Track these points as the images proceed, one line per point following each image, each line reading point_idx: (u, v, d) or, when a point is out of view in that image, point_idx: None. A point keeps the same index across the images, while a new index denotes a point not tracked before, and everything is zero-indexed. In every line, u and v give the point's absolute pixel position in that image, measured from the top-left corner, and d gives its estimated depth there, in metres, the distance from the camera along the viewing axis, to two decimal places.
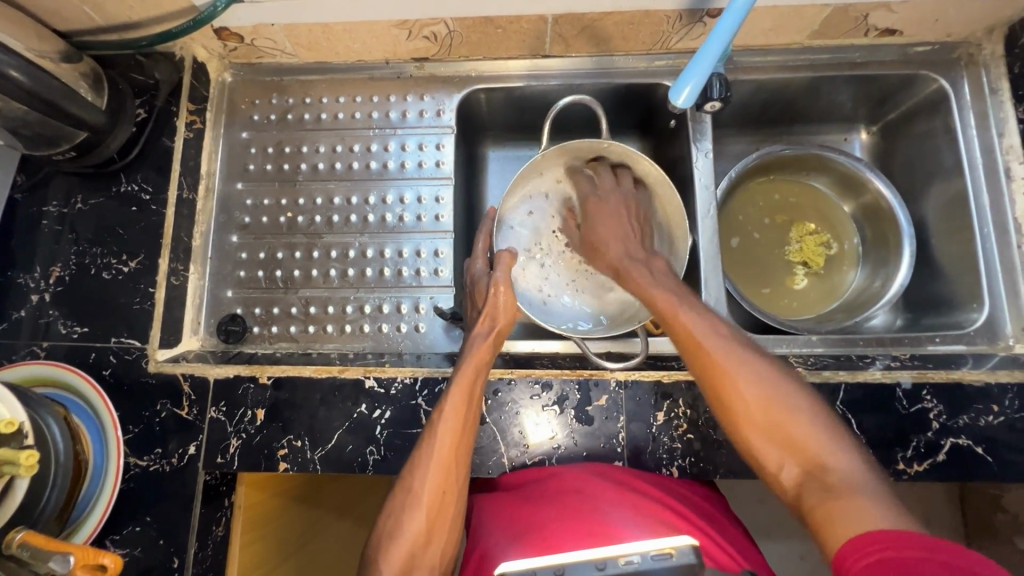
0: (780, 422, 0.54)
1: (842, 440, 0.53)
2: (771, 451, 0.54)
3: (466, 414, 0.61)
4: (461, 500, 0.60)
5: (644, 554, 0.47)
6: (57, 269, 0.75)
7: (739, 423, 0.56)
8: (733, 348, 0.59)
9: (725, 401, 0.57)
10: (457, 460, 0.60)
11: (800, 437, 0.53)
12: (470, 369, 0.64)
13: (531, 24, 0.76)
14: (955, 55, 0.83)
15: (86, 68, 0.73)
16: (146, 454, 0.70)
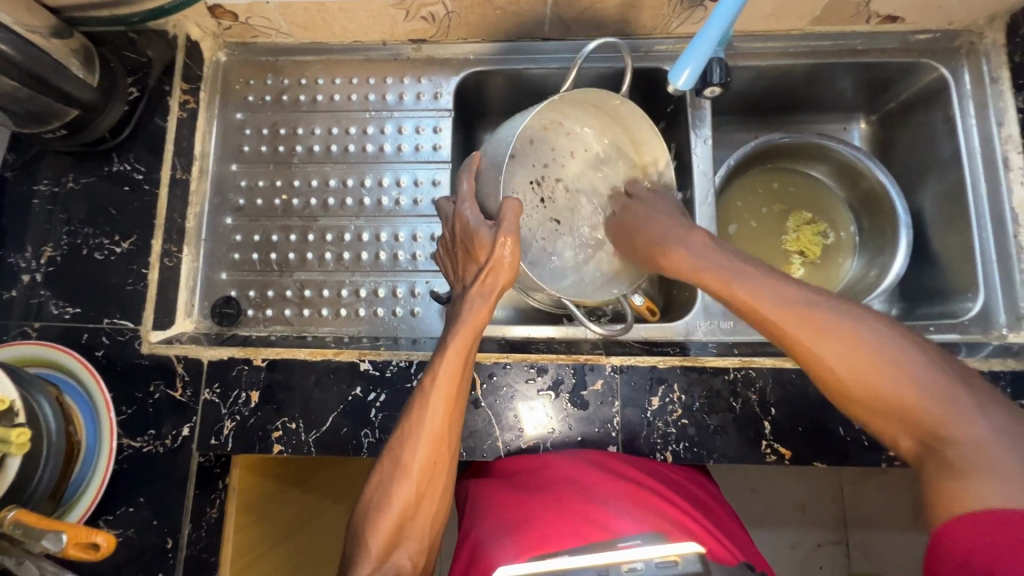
0: (882, 394, 0.51)
1: (965, 397, 0.49)
2: (885, 425, 0.52)
3: (458, 382, 0.60)
4: (450, 467, 0.61)
5: (649, 561, 0.49)
6: (48, 249, 0.74)
7: (846, 401, 0.54)
8: (809, 315, 0.55)
9: (820, 375, 0.55)
10: (446, 429, 0.59)
11: (908, 406, 0.50)
12: (464, 336, 0.61)
13: (530, 5, 0.75)
14: (956, 43, 0.82)
15: (77, 45, 0.71)
16: (139, 435, 0.70)
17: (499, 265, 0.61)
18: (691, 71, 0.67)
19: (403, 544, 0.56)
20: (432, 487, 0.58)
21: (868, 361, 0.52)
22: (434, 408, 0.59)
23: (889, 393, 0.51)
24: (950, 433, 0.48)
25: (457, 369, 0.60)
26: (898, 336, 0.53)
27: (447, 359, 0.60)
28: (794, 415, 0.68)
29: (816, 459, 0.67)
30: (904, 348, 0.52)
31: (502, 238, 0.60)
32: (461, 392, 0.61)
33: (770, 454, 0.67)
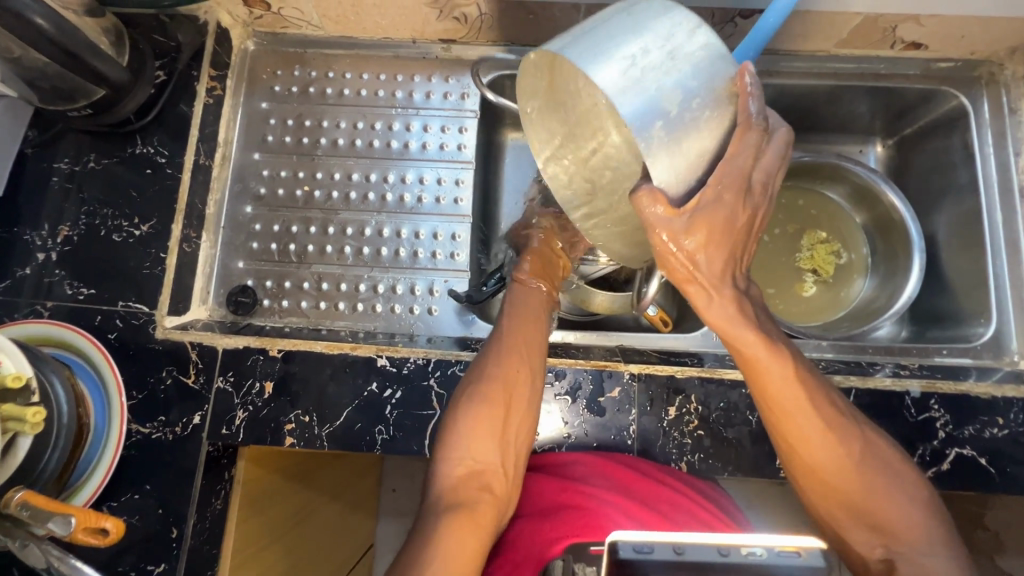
0: (871, 502, 0.55)
1: (909, 492, 0.55)
2: (857, 529, 0.55)
3: (532, 329, 0.68)
4: (532, 400, 0.64)
5: (768, 548, 0.38)
6: (66, 228, 0.74)
7: (823, 496, 0.56)
8: (813, 402, 0.55)
9: (819, 480, 0.56)
10: (529, 361, 0.65)
11: (886, 515, 0.54)
12: (526, 310, 0.70)
13: (564, 12, 0.76)
14: (977, 72, 0.83)
15: (108, 24, 0.71)
16: (148, 421, 0.69)
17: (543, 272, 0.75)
18: (644, 112, 0.43)
19: (490, 452, 0.61)
20: (515, 409, 0.63)
21: (853, 472, 0.55)
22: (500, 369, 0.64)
23: (864, 500, 0.55)
24: (908, 531, 0.54)
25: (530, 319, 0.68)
26: (870, 441, 0.57)
27: (510, 326, 0.68)
28: None
29: None
30: (882, 455, 0.57)
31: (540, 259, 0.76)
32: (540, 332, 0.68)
33: None
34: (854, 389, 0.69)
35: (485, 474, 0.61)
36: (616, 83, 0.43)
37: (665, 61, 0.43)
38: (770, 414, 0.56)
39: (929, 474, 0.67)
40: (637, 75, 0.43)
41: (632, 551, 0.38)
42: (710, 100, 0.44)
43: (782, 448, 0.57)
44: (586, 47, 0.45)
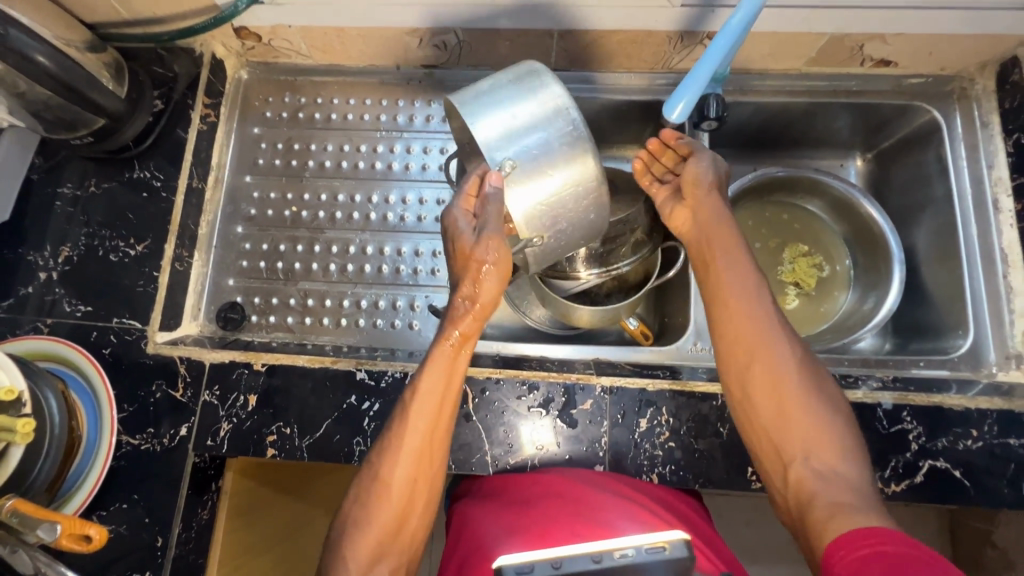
0: (807, 424, 0.58)
1: (843, 425, 0.59)
2: (790, 449, 0.59)
3: (439, 403, 0.61)
4: (436, 478, 0.63)
5: (640, 547, 0.43)
6: (66, 248, 0.78)
7: (759, 420, 0.61)
8: (763, 316, 0.63)
9: (766, 386, 0.61)
10: (433, 442, 0.62)
11: (814, 432, 0.58)
12: (451, 360, 0.62)
13: (538, 38, 0.80)
14: (949, 88, 0.85)
15: (109, 59, 0.76)
16: (138, 433, 0.72)
17: (499, 263, 0.62)
18: (505, 146, 0.60)
19: (383, 556, 0.58)
20: (414, 503, 0.61)
21: (794, 383, 0.60)
22: (409, 435, 0.60)
23: (799, 413, 0.59)
24: (834, 458, 0.57)
25: (438, 388, 0.61)
26: (819, 384, 0.61)
27: (428, 380, 0.61)
28: None
29: None
30: (830, 402, 0.60)
31: (485, 233, 0.61)
32: (452, 403, 0.63)
33: (757, 482, 0.68)
34: None
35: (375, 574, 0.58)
36: (489, 125, 0.60)
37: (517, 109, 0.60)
38: (721, 310, 0.65)
39: (901, 487, 0.67)
40: (505, 117, 0.60)
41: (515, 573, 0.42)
42: (572, 144, 0.61)
43: (727, 363, 0.64)
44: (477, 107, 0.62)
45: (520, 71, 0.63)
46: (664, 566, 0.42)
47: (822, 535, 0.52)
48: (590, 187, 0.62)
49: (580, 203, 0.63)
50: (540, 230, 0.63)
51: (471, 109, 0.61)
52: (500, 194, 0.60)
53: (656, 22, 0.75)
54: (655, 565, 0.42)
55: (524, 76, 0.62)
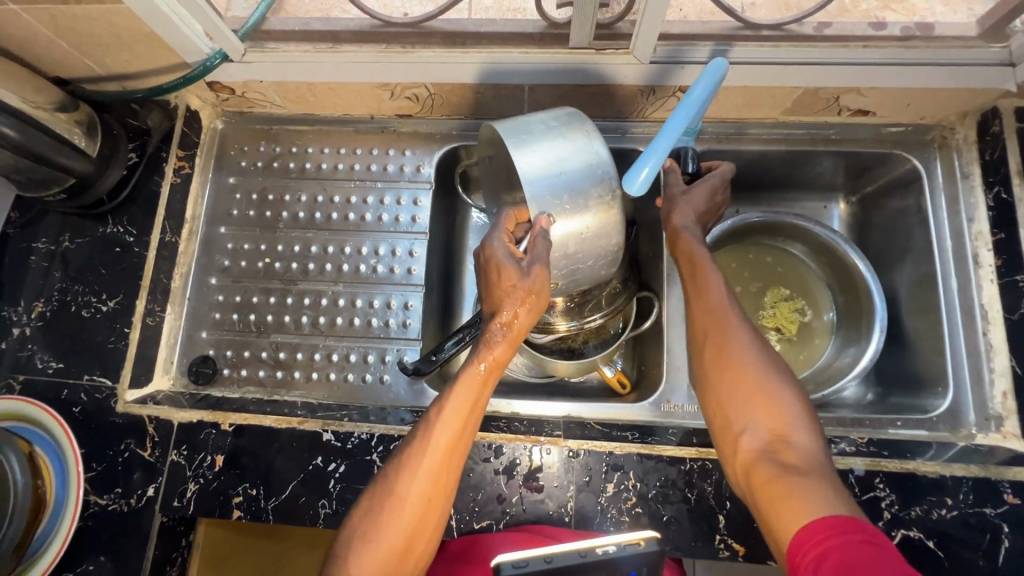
0: (768, 395, 0.59)
1: (795, 392, 0.60)
2: (749, 414, 0.59)
3: (466, 419, 0.60)
4: (449, 496, 0.61)
5: (617, 544, 0.56)
6: (40, 304, 0.78)
7: (717, 391, 0.62)
8: (733, 311, 0.65)
9: (721, 363, 0.63)
10: (455, 459, 0.60)
11: (766, 400, 0.59)
12: (476, 373, 0.61)
13: (510, 91, 0.79)
14: (929, 136, 0.83)
15: (82, 117, 0.76)
16: (106, 493, 0.72)
17: (540, 294, 0.61)
18: (542, 177, 0.59)
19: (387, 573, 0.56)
20: (426, 520, 0.59)
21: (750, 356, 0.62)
22: (433, 444, 0.59)
23: (752, 383, 0.60)
24: (788, 426, 0.58)
25: (467, 403, 0.60)
26: (784, 372, 0.62)
27: (457, 393, 0.60)
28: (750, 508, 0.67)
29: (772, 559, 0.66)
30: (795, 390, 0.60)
31: (534, 263, 0.59)
32: (475, 422, 0.61)
33: (724, 550, 0.67)
34: None
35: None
36: (533, 158, 0.59)
37: (563, 150, 0.60)
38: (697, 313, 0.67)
39: None
40: (553, 152, 0.59)
41: (513, 567, 0.53)
42: (600, 186, 0.60)
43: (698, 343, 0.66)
44: (517, 138, 0.60)
45: (569, 117, 0.63)
46: (639, 558, 0.55)
47: (771, 505, 0.52)
48: (610, 244, 0.63)
49: (596, 257, 0.63)
50: (557, 277, 0.64)
51: (516, 140, 0.60)
52: (548, 236, 0.59)
53: (626, 78, 0.74)
54: (628, 558, 0.55)
55: (575, 123, 0.62)
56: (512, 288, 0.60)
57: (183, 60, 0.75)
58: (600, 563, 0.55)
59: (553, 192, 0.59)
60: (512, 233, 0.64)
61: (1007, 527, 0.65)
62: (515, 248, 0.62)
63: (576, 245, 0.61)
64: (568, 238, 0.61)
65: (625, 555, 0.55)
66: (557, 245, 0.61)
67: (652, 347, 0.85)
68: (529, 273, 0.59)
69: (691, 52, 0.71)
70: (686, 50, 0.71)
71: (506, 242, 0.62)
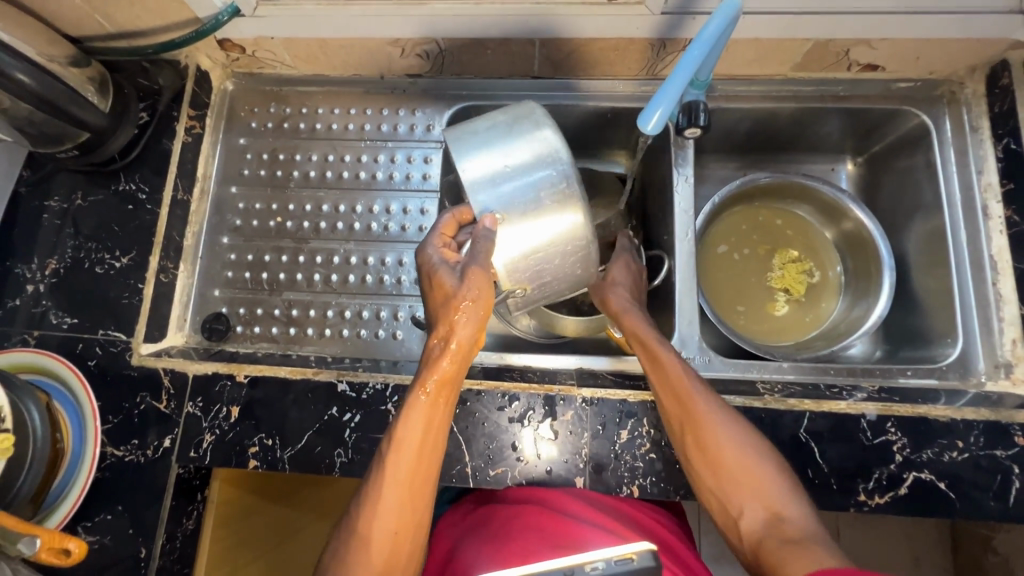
0: (752, 480, 0.60)
1: (771, 460, 0.61)
2: (741, 508, 0.59)
3: (419, 447, 0.58)
4: (419, 529, 0.59)
5: (608, 559, 0.44)
6: (54, 261, 0.79)
7: (705, 463, 0.62)
8: (700, 385, 0.65)
9: (693, 441, 0.63)
10: (418, 493, 0.59)
11: (744, 476, 0.60)
12: (424, 399, 0.58)
13: (520, 47, 0.79)
14: (938, 92, 0.84)
15: (93, 73, 0.76)
16: (122, 444, 0.72)
17: (480, 300, 0.57)
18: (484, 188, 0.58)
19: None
20: (395, 561, 0.57)
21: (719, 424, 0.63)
22: (395, 478, 0.58)
23: (727, 461, 0.61)
24: (770, 493, 0.59)
25: (415, 433, 0.58)
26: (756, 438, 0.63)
27: (410, 419, 0.58)
28: None
29: None
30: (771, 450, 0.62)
31: (466, 269, 0.57)
32: (434, 446, 0.59)
33: None
34: (809, 413, 0.69)
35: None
36: (476, 168, 0.59)
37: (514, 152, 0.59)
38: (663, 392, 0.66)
39: (885, 499, 0.66)
40: (496, 161, 0.59)
41: None
42: (553, 186, 0.59)
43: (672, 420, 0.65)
44: (469, 143, 0.60)
45: (521, 116, 0.62)
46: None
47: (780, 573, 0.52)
48: (575, 239, 0.60)
49: (562, 255, 0.61)
50: (524, 281, 0.61)
51: (463, 150, 0.60)
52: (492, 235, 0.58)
53: (636, 30, 0.74)
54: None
55: (522, 121, 0.61)
56: (448, 298, 0.57)
57: (195, 14, 0.75)
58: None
59: (496, 202, 0.58)
60: (452, 239, 0.63)
61: (1017, 468, 0.66)
62: (453, 254, 0.60)
63: (533, 247, 0.59)
64: (521, 240, 0.59)
65: (617, 574, 0.43)
66: (502, 247, 0.59)
67: (662, 303, 0.85)
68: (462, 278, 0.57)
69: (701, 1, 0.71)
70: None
71: (443, 249, 0.61)
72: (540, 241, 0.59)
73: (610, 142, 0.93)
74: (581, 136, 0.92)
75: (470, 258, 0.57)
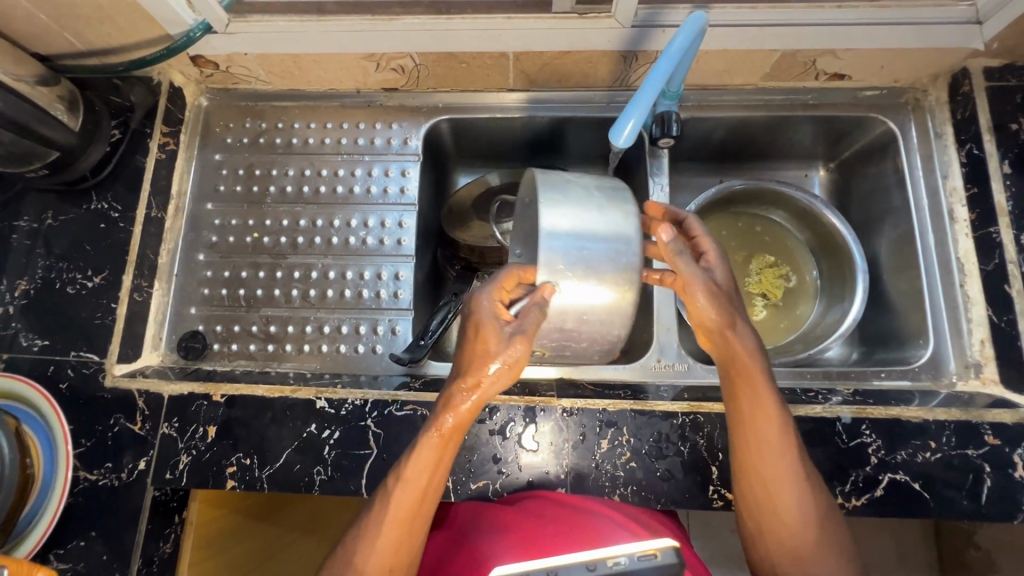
0: (802, 534, 0.59)
1: (822, 513, 0.60)
2: (781, 556, 0.59)
3: (423, 494, 0.57)
4: (411, 570, 0.58)
5: (631, 555, 0.46)
6: (23, 282, 0.77)
7: (762, 508, 0.60)
8: (785, 440, 0.59)
9: (760, 487, 0.60)
10: (415, 530, 0.58)
11: (799, 529, 0.59)
12: (433, 447, 0.56)
13: (494, 60, 0.80)
14: (903, 99, 0.86)
15: (64, 91, 0.75)
16: (96, 468, 0.71)
17: (514, 368, 0.54)
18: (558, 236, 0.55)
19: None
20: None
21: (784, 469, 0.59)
22: (394, 514, 0.57)
23: (789, 514, 0.59)
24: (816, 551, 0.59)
25: (422, 483, 0.57)
26: (819, 495, 0.61)
27: (415, 459, 0.57)
28: None
29: None
30: (827, 510, 0.61)
31: (516, 334, 0.53)
32: (438, 485, 0.58)
33: (718, 500, 0.68)
34: None
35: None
36: (560, 220, 0.55)
37: (598, 222, 0.56)
38: (744, 435, 0.60)
39: (862, 501, 0.67)
40: (580, 226, 0.55)
41: None
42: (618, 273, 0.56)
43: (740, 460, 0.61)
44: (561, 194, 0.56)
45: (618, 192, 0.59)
46: (654, 572, 0.45)
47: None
48: (613, 331, 0.59)
49: (592, 340, 0.59)
50: (546, 346, 0.61)
51: (558, 195, 0.56)
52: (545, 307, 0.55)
53: (607, 43, 0.75)
54: (643, 572, 0.45)
55: (616, 200, 0.58)
56: (487, 355, 0.54)
57: (166, 32, 0.75)
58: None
59: (562, 265, 0.55)
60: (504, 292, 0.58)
61: (989, 467, 0.67)
62: (504, 311, 0.55)
63: (578, 321, 0.57)
64: (570, 311, 0.56)
65: (641, 569, 0.45)
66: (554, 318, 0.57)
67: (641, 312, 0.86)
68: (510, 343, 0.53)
69: (669, 14, 0.72)
70: (660, 12, 0.72)
71: (499, 304, 0.55)
72: (587, 319, 0.57)
73: (588, 152, 0.94)
74: (559, 147, 0.93)
75: (519, 323, 0.54)
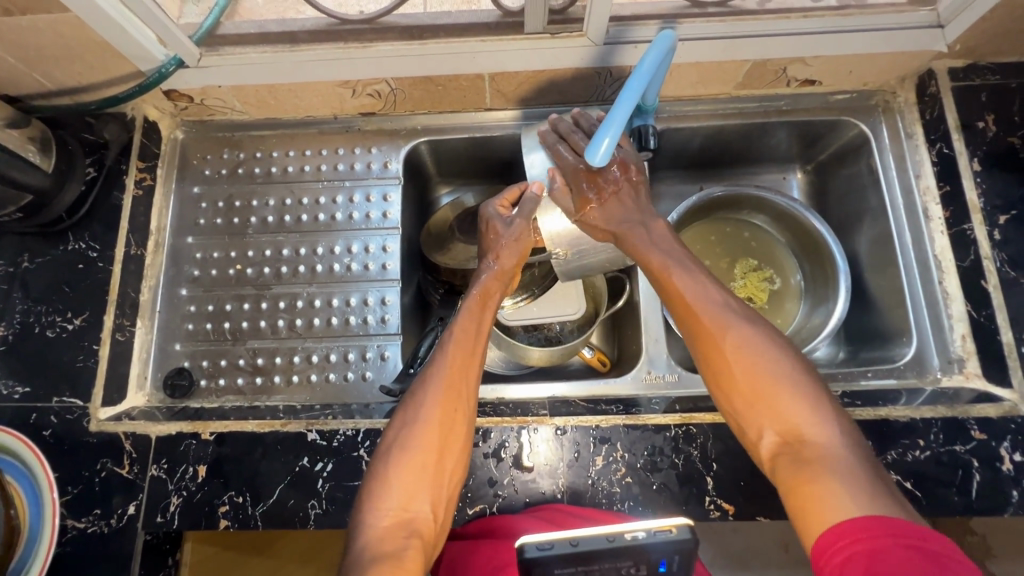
0: (765, 393, 0.57)
1: (791, 361, 0.59)
2: (752, 420, 0.58)
3: (471, 352, 0.66)
4: (469, 416, 0.64)
5: (647, 530, 0.49)
6: (2, 329, 0.76)
7: (723, 385, 0.60)
8: (720, 310, 0.63)
9: (707, 360, 0.62)
10: (450, 431, 0.61)
11: (774, 391, 0.57)
12: (457, 342, 0.67)
13: (470, 81, 0.80)
14: (873, 101, 0.87)
15: (36, 132, 0.75)
16: (84, 516, 0.69)
17: (522, 242, 0.75)
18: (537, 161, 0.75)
19: (418, 492, 0.58)
20: (450, 443, 0.61)
21: (713, 313, 0.63)
22: (425, 401, 0.62)
23: (743, 374, 0.59)
24: (803, 419, 0.55)
25: (472, 335, 0.67)
26: (793, 360, 0.59)
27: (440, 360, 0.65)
28: (736, 468, 0.69)
29: (759, 515, 0.67)
30: (796, 366, 0.58)
31: (516, 219, 0.75)
32: (469, 387, 0.64)
33: (715, 511, 0.68)
34: None
35: (415, 520, 0.57)
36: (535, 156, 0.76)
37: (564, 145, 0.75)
38: (688, 320, 0.64)
39: None
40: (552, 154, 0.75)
41: (536, 548, 0.47)
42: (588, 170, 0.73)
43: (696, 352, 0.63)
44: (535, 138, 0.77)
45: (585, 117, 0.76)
46: (668, 545, 0.48)
47: (800, 507, 0.50)
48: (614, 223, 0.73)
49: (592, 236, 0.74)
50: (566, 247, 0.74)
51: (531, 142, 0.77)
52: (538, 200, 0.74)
53: (580, 60, 0.76)
54: (659, 544, 0.48)
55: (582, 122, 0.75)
56: (497, 239, 0.75)
57: (136, 68, 0.74)
58: (629, 550, 0.47)
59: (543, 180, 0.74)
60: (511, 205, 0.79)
61: (977, 462, 0.68)
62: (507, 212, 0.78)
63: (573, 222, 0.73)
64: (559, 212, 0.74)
65: (655, 543, 0.48)
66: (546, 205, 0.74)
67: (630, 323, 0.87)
68: (513, 226, 0.75)
69: (639, 29, 0.73)
70: (625, 30, 0.73)
71: (501, 206, 0.78)
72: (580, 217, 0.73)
73: None
74: None
75: (521, 212, 0.75)
